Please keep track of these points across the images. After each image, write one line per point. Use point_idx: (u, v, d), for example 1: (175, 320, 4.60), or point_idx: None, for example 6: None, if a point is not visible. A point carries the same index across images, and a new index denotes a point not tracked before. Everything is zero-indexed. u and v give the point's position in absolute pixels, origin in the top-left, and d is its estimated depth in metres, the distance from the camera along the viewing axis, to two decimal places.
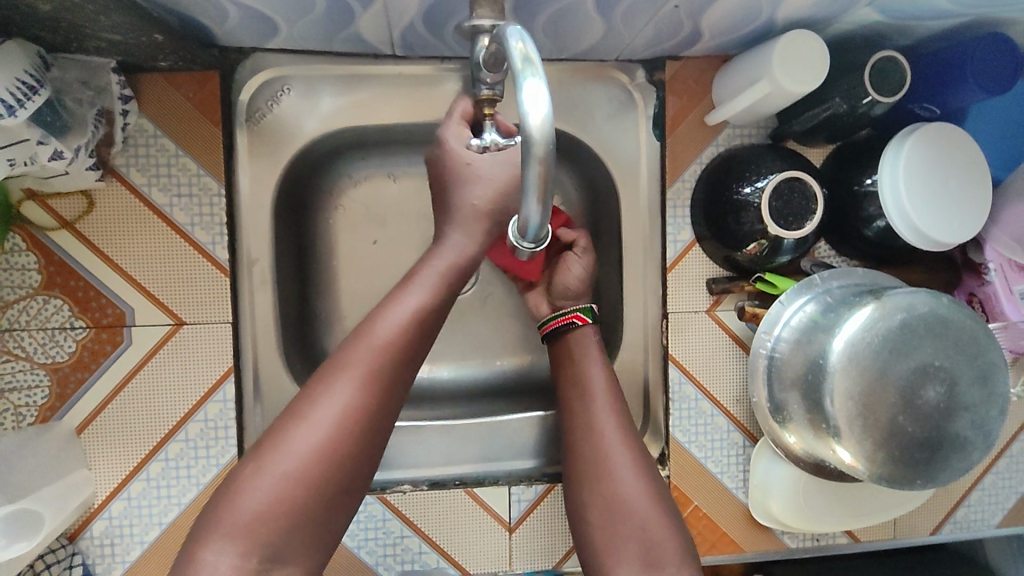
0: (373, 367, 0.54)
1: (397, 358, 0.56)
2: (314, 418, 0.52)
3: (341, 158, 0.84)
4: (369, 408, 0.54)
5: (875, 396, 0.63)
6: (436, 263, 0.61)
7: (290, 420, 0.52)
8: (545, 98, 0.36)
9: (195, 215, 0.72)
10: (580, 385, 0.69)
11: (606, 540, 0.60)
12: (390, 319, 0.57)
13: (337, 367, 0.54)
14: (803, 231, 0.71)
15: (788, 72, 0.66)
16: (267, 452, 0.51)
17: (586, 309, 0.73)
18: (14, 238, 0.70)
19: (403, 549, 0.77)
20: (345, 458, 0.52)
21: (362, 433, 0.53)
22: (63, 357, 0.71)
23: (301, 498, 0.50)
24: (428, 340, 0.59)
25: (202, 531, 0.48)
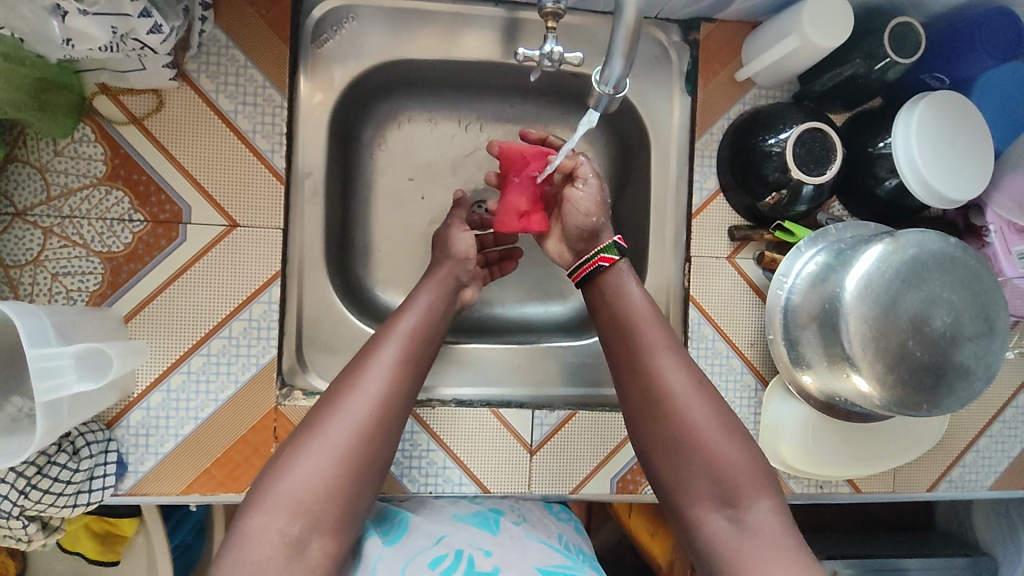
0: (381, 383, 0.66)
1: (404, 372, 0.68)
2: (336, 421, 0.63)
3: (390, 94, 0.90)
4: (381, 409, 0.65)
5: (887, 323, 0.68)
6: (414, 318, 0.72)
7: (312, 430, 0.63)
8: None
9: (257, 123, 0.76)
10: (630, 328, 0.72)
11: (675, 481, 0.67)
12: (393, 341, 0.69)
13: (345, 385, 0.66)
14: (823, 178, 0.77)
15: (818, 27, 0.73)
16: (300, 448, 0.62)
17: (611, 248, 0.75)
18: (85, 128, 0.74)
19: (428, 462, 0.79)
20: (366, 453, 0.63)
21: (379, 435, 0.64)
22: (118, 247, 0.74)
23: (329, 484, 0.60)
24: (421, 362, 0.71)
25: (247, 510, 0.59)
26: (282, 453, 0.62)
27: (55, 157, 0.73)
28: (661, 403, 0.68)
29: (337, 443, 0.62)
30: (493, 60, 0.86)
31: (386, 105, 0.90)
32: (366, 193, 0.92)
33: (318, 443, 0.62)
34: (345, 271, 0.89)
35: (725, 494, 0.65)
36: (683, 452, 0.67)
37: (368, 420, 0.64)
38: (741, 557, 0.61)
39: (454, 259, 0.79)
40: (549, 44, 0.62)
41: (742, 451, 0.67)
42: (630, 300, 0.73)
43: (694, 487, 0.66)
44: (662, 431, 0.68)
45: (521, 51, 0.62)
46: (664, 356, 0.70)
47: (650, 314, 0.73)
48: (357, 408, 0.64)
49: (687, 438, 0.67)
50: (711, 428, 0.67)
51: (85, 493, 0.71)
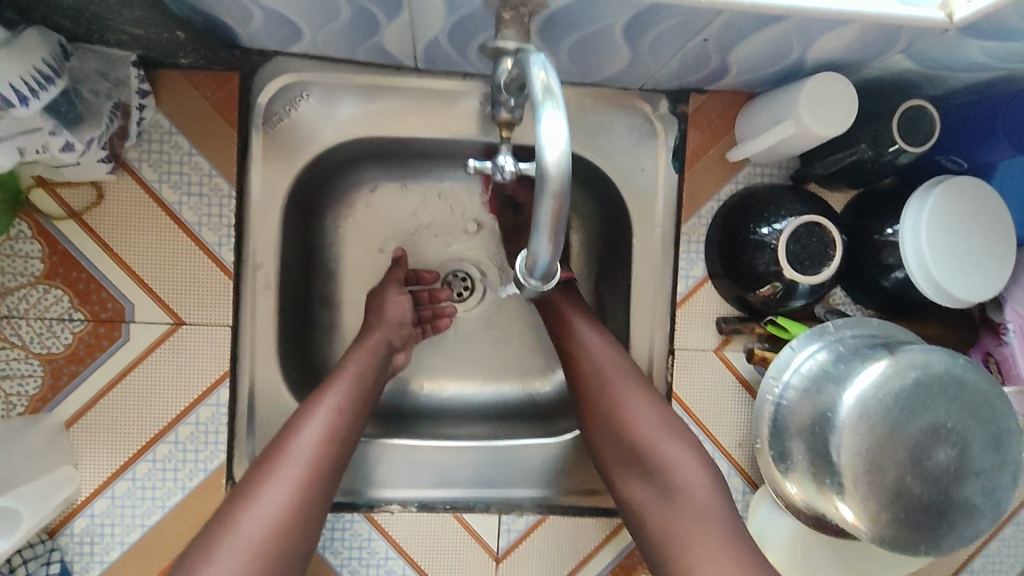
0: (306, 460, 0.60)
1: (329, 448, 0.63)
2: (251, 512, 0.56)
3: (356, 166, 0.84)
4: (305, 493, 0.59)
5: (884, 454, 0.61)
6: (341, 389, 0.67)
7: (228, 522, 0.56)
8: (565, 135, 0.35)
9: (203, 214, 0.72)
10: (583, 364, 0.71)
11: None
12: (319, 414, 0.64)
13: (267, 464, 0.60)
14: (819, 276, 0.69)
15: (817, 116, 0.65)
16: (212, 544, 0.54)
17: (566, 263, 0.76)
18: (21, 224, 0.69)
19: (387, 572, 0.75)
20: (287, 543, 0.56)
21: (301, 523, 0.58)
22: (58, 348, 0.70)
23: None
24: (349, 438, 0.65)
25: None
26: (193, 549, 0.55)
27: None
28: (612, 405, 0.67)
29: (257, 529, 0.55)
30: (462, 134, 0.79)
31: (351, 177, 0.85)
32: (331, 271, 0.87)
33: (236, 532, 0.55)
34: (308, 355, 0.84)
35: (664, 477, 0.62)
36: (626, 427, 0.66)
37: (290, 503, 0.58)
38: (677, 532, 0.59)
39: (386, 325, 0.78)
40: (502, 156, 0.55)
41: (684, 444, 0.64)
42: (580, 327, 0.73)
43: (633, 465, 0.65)
44: (614, 450, 0.67)
45: (471, 163, 0.56)
46: (619, 383, 0.68)
47: (605, 338, 0.72)
48: (278, 491, 0.58)
49: (628, 429, 0.66)
50: (654, 422, 0.66)
51: None
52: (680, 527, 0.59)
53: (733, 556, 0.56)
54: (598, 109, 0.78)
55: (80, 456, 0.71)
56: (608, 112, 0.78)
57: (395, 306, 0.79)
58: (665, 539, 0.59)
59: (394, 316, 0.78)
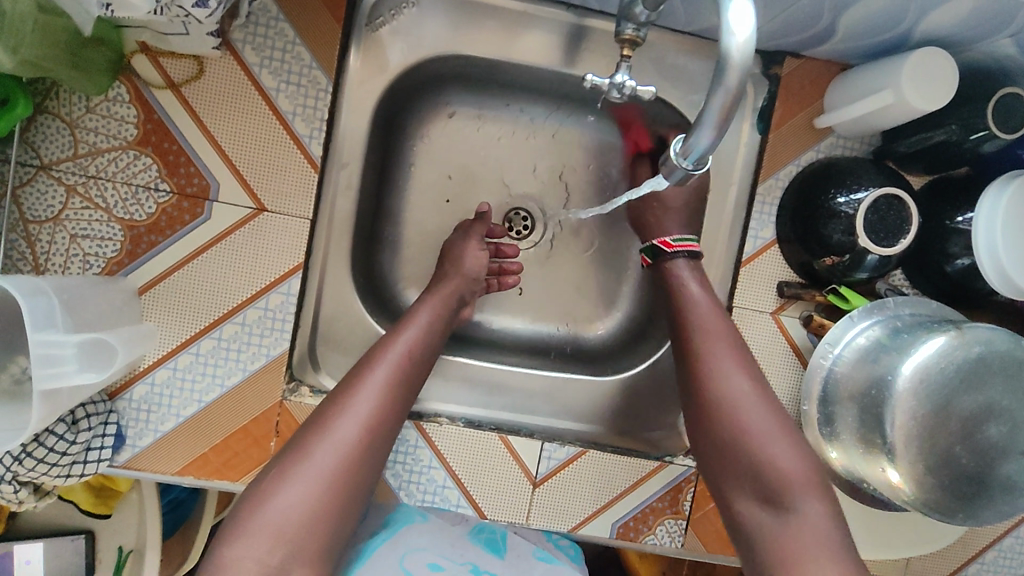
0: (375, 401, 0.62)
1: (395, 394, 0.64)
2: (325, 441, 0.58)
3: (442, 86, 0.84)
4: (376, 429, 0.61)
5: (938, 422, 0.63)
6: (406, 333, 0.69)
7: (303, 448, 0.58)
8: (751, 24, 0.38)
9: (298, 105, 0.72)
10: (702, 365, 0.69)
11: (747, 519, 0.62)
12: (386, 360, 0.65)
13: (335, 401, 0.61)
14: (892, 249, 0.71)
15: (916, 89, 0.66)
16: (289, 469, 0.57)
17: (674, 237, 0.78)
18: (120, 88, 0.70)
19: (428, 480, 0.77)
20: (358, 473, 0.59)
21: (368, 457, 0.60)
22: (141, 216, 0.71)
23: (316, 512, 0.55)
24: (416, 380, 0.67)
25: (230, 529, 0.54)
26: (268, 472, 0.57)
27: (86, 114, 0.70)
28: (721, 410, 0.66)
29: (325, 468, 0.57)
30: (555, 67, 0.80)
31: (435, 97, 0.85)
32: (401, 187, 0.88)
33: (305, 466, 0.57)
34: (370, 265, 0.85)
35: (768, 486, 0.61)
36: (745, 439, 0.63)
37: (357, 443, 0.59)
38: (789, 548, 0.57)
39: (460, 276, 0.78)
40: (621, 74, 0.56)
41: (796, 454, 0.62)
42: (705, 331, 0.71)
43: (745, 477, 0.63)
44: (725, 456, 0.65)
45: (589, 78, 0.57)
46: (733, 388, 0.66)
47: (728, 338, 0.70)
48: (347, 429, 0.59)
49: (738, 438, 0.64)
50: (769, 432, 0.63)
51: (79, 464, 0.69)
52: (792, 542, 0.58)
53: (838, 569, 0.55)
54: (693, 61, 0.79)
55: (150, 324, 0.72)
56: (703, 65, 0.79)
57: (473, 261, 0.80)
58: (772, 554, 0.58)
59: (468, 273, 0.79)
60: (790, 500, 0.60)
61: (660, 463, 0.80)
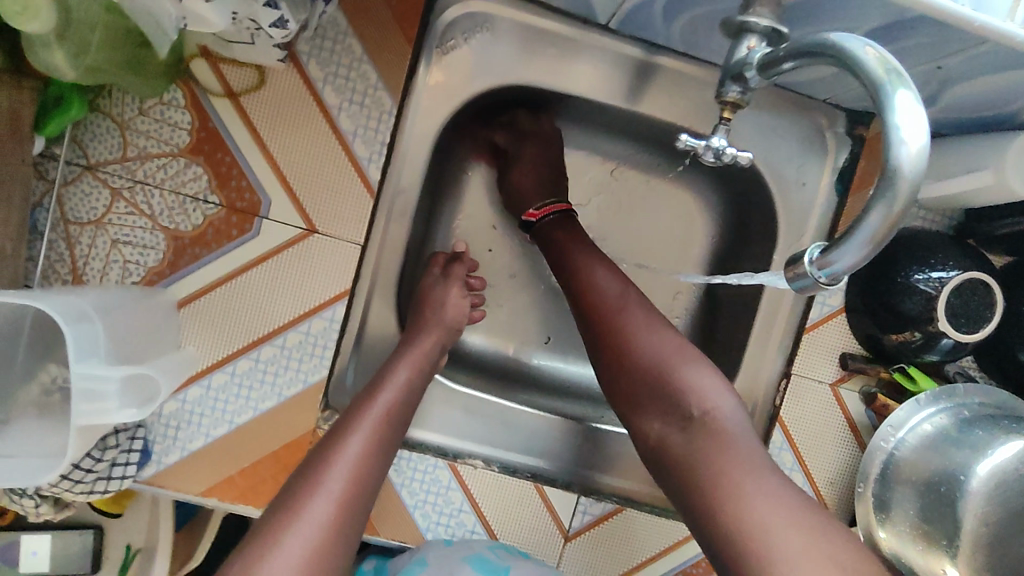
0: (348, 475, 0.55)
1: (367, 465, 0.57)
2: (295, 529, 0.51)
3: (506, 113, 0.80)
4: (350, 507, 0.54)
5: (1014, 531, 0.60)
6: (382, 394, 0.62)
7: (269, 537, 0.50)
8: (923, 125, 0.34)
9: (359, 125, 0.68)
10: (594, 300, 0.66)
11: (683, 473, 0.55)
12: (362, 426, 0.59)
13: (306, 475, 0.55)
14: (971, 336, 0.67)
15: (1021, 173, 0.62)
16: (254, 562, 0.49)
17: (536, 205, 0.77)
18: (176, 92, 0.66)
19: (456, 523, 0.74)
20: (333, 561, 0.51)
21: (342, 542, 0.53)
22: (186, 228, 0.68)
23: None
24: (391, 448, 0.61)
25: None
26: (233, 563, 0.49)
27: (138, 116, 0.66)
28: (644, 369, 0.60)
29: (296, 555, 0.49)
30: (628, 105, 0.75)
31: (497, 122, 0.81)
32: (452, 212, 0.84)
33: (274, 556, 0.49)
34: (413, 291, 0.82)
35: (677, 405, 0.57)
36: (663, 369, 0.59)
37: (329, 528, 0.52)
38: (722, 486, 0.52)
39: (442, 327, 0.72)
40: (717, 138, 0.53)
41: (711, 375, 0.59)
42: (593, 264, 0.69)
43: (648, 400, 0.60)
44: (650, 396, 0.60)
45: (684, 138, 0.53)
46: (634, 316, 0.63)
47: (639, 303, 0.64)
48: (319, 511, 0.52)
49: (653, 368, 0.60)
50: (675, 354, 0.60)
51: (103, 481, 0.66)
52: (710, 455, 0.54)
53: (783, 497, 0.50)
54: (775, 112, 0.74)
55: (188, 341, 0.69)
56: (784, 118, 0.75)
57: (455, 311, 0.74)
58: (705, 475, 0.53)
59: (447, 324, 0.73)
60: (702, 414, 0.56)
61: None
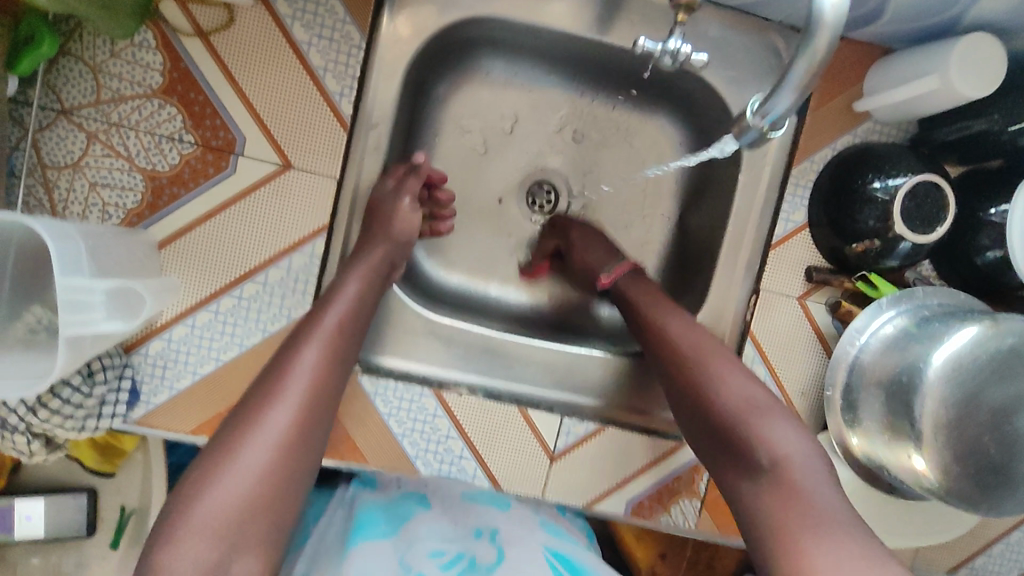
0: (305, 385, 0.56)
1: (325, 374, 0.59)
2: (255, 436, 0.53)
3: (474, 52, 0.82)
4: (310, 412, 0.56)
5: (967, 412, 0.63)
6: (330, 311, 0.62)
7: (233, 441, 0.53)
8: None
9: (330, 61, 0.70)
10: (675, 350, 0.66)
11: (724, 467, 0.61)
12: (315, 339, 0.59)
13: (260, 395, 0.56)
14: (927, 237, 0.70)
15: (966, 74, 0.65)
16: (219, 466, 0.51)
17: (605, 270, 0.76)
18: (146, 33, 0.67)
19: (445, 449, 0.76)
20: (297, 457, 0.54)
21: (304, 442, 0.55)
22: (163, 167, 0.69)
23: (251, 510, 0.51)
24: (349, 352, 0.62)
25: (165, 531, 0.48)
26: (195, 469, 0.52)
27: (110, 59, 0.67)
28: (703, 393, 0.63)
29: (258, 462, 0.52)
30: (592, 36, 0.77)
31: (466, 61, 0.83)
32: (427, 153, 0.85)
33: (234, 463, 0.51)
34: None
35: (752, 461, 0.58)
36: (711, 408, 0.62)
37: (289, 432, 0.54)
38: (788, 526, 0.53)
39: (389, 241, 0.71)
40: (674, 40, 0.55)
41: (790, 429, 0.59)
42: (664, 313, 0.69)
43: (727, 455, 0.60)
44: (707, 437, 0.63)
45: (642, 41, 0.55)
46: (715, 365, 0.64)
47: (686, 322, 0.68)
48: (280, 417, 0.54)
49: (731, 409, 0.61)
50: (754, 407, 0.61)
51: (93, 418, 0.68)
52: (778, 521, 0.54)
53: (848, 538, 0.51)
54: (733, 37, 0.77)
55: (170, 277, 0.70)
56: (743, 41, 0.77)
57: (404, 224, 0.72)
58: (769, 527, 0.54)
59: (397, 235, 0.71)
60: (772, 465, 0.57)
61: (678, 443, 0.80)
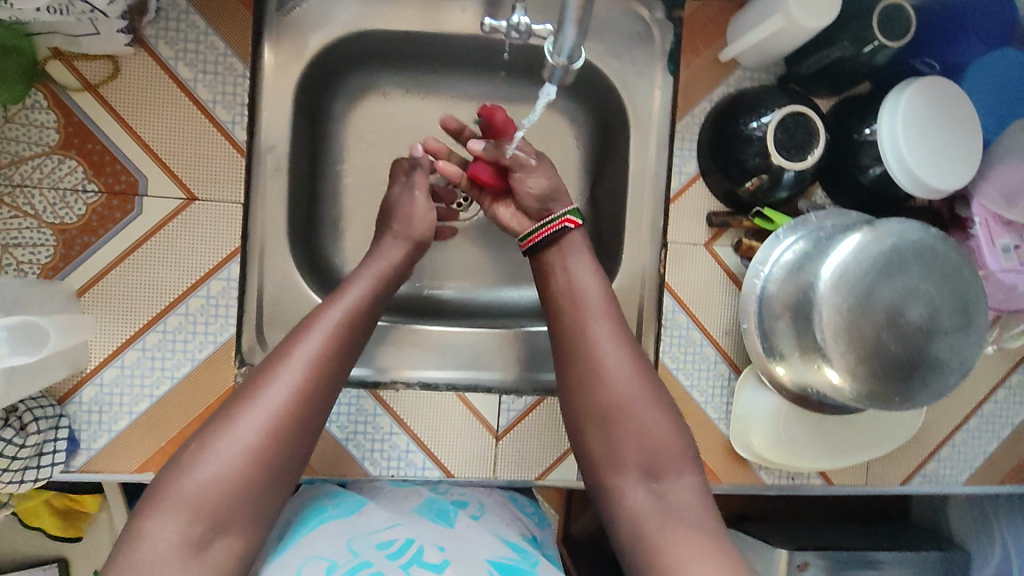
0: (303, 371, 0.60)
1: (325, 361, 0.62)
2: (251, 414, 0.58)
3: (363, 68, 0.86)
4: (309, 396, 0.60)
5: (862, 315, 0.66)
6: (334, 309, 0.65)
7: (230, 414, 0.59)
8: None
9: (218, 93, 0.73)
10: (587, 340, 0.69)
11: (605, 451, 0.66)
12: (318, 331, 0.63)
13: (259, 381, 0.60)
14: (805, 163, 0.74)
15: (804, 8, 0.69)
16: (209, 441, 0.57)
17: (557, 218, 0.75)
18: (37, 94, 0.70)
19: (391, 446, 0.78)
20: (291, 434, 0.59)
21: (298, 422, 0.60)
22: (71, 219, 0.71)
23: (238, 487, 0.56)
24: (355, 343, 0.66)
25: (152, 500, 0.55)
26: (195, 439, 0.58)
27: (6, 124, 0.70)
28: (603, 387, 0.67)
29: (247, 439, 0.57)
30: (469, 34, 0.82)
31: (359, 78, 0.87)
32: (338, 171, 0.89)
33: (229, 436, 0.57)
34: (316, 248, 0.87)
35: (652, 467, 0.64)
36: (616, 414, 0.66)
37: (283, 412, 0.59)
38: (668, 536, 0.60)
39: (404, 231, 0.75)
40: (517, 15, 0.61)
41: (673, 431, 0.66)
42: (591, 322, 0.70)
43: (624, 453, 0.65)
44: (602, 443, 0.67)
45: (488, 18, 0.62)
46: (614, 363, 0.68)
47: (604, 308, 0.71)
48: (273, 399, 0.59)
49: (618, 409, 0.66)
50: (647, 408, 0.67)
51: (32, 469, 0.69)
52: (666, 534, 0.60)
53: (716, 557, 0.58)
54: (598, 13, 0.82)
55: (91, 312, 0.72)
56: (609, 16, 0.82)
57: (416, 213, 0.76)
58: (645, 535, 0.61)
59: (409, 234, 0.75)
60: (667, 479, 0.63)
61: None
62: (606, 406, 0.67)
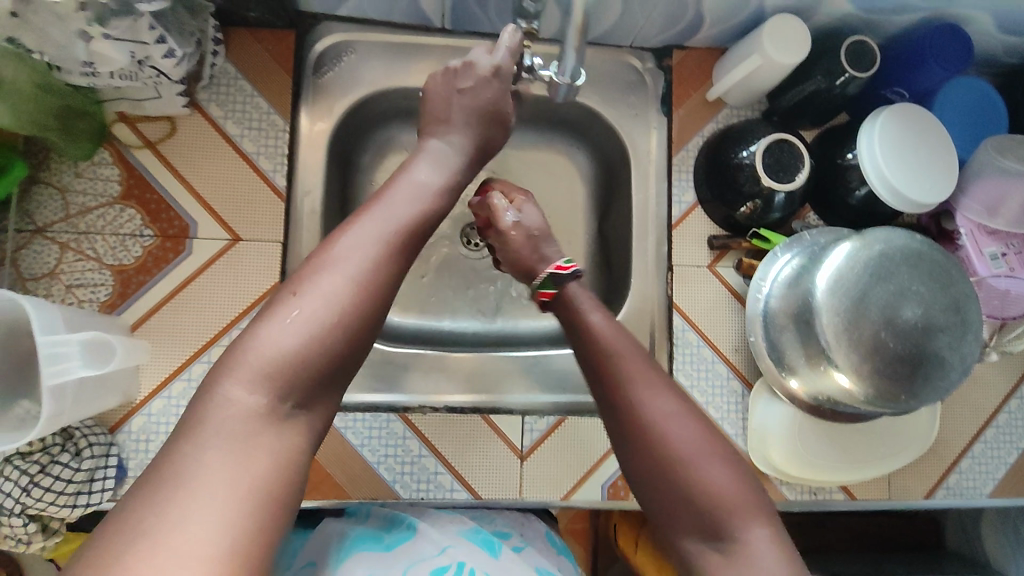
0: (376, 241, 0.58)
1: (399, 233, 0.60)
2: (326, 275, 0.56)
3: (388, 124, 0.96)
4: (385, 263, 0.58)
5: (859, 315, 0.70)
6: (403, 187, 0.64)
7: (304, 277, 0.56)
8: None
9: (261, 146, 0.83)
10: (619, 385, 0.63)
11: (665, 513, 0.59)
12: (384, 207, 0.61)
13: (330, 248, 0.58)
14: (794, 183, 0.81)
15: (779, 49, 0.79)
16: (285, 303, 0.55)
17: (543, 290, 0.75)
18: (104, 152, 0.80)
19: (420, 469, 0.81)
20: (369, 299, 0.56)
21: (376, 289, 0.57)
22: (129, 260, 0.79)
23: (317, 348, 0.54)
24: (428, 223, 0.63)
25: (226, 367, 0.53)
26: (270, 303, 0.56)
27: (75, 179, 0.79)
28: (643, 437, 0.60)
29: (324, 304, 0.55)
30: None
31: (384, 133, 0.96)
32: None
33: (305, 297, 0.55)
34: None
35: (714, 523, 0.57)
36: (667, 466, 0.59)
37: (359, 278, 0.56)
38: None
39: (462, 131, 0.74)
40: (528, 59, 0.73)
41: (731, 474, 0.59)
42: (624, 373, 0.64)
43: (683, 509, 0.58)
44: (653, 501, 0.60)
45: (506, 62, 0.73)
46: (654, 409, 0.61)
47: (632, 351, 0.66)
48: (349, 262, 0.56)
49: (667, 462, 0.59)
50: (698, 453, 0.59)
51: (84, 494, 0.73)
52: None
53: None
54: (596, 65, 0.92)
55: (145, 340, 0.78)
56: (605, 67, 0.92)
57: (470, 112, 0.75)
58: None
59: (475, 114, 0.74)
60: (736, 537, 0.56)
61: None
62: (653, 461, 0.60)
